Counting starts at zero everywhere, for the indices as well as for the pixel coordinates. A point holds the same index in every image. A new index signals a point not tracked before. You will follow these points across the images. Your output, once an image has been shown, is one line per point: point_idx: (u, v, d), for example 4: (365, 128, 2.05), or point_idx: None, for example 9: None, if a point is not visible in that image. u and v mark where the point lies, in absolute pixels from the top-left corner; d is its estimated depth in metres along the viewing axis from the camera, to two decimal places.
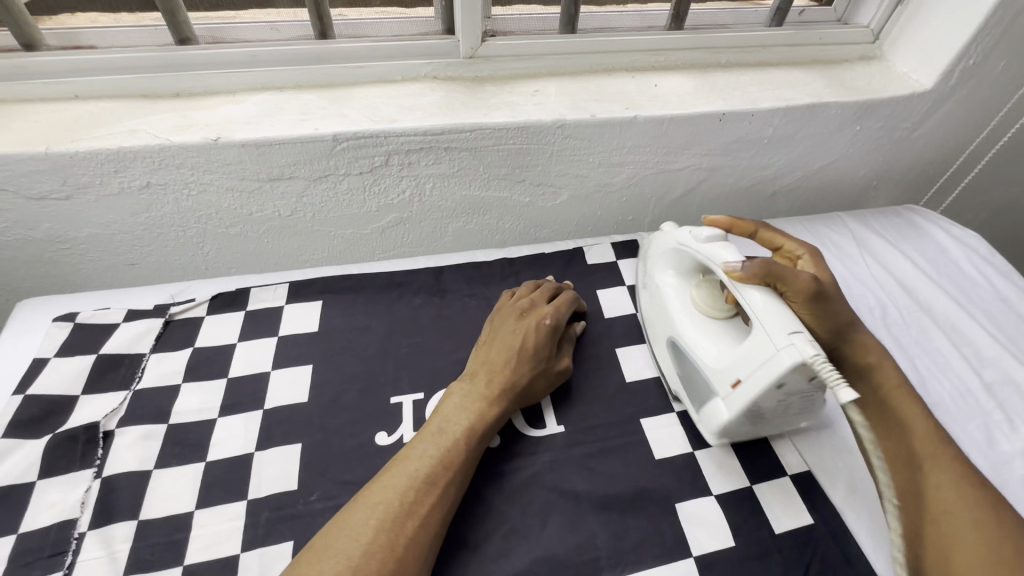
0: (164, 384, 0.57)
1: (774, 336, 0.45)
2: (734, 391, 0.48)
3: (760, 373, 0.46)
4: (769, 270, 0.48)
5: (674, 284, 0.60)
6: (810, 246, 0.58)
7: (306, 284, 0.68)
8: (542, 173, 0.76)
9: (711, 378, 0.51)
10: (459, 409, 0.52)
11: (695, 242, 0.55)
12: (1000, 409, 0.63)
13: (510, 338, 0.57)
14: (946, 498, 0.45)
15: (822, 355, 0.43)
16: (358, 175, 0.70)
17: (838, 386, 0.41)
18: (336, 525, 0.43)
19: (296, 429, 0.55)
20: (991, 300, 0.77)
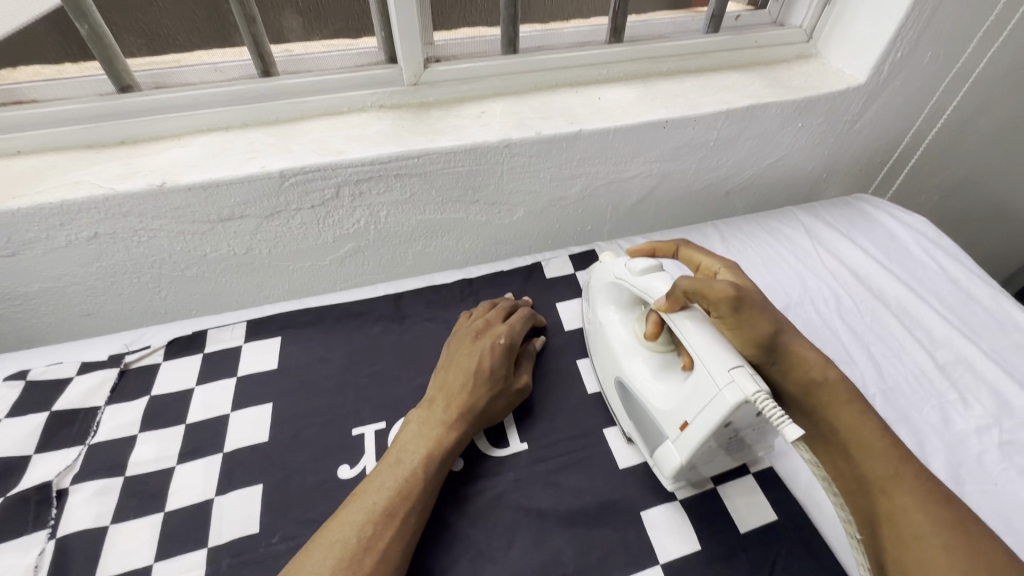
0: (121, 436, 0.56)
1: (716, 375, 0.45)
2: (684, 434, 0.48)
3: (706, 411, 0.46)
4: (693, 290, 0.50)
5: (617, 320, 0.61)
6: (726, 258, 0.61)
7: (264, 321, 0.68)
8: (495, 192, 0.77)
9: (661, 421, 0.51)
10: (417, 437, 0.52)
11: (632, 276, 0.57)
12: (954, 388, 0.65)
13: (465, 362, 0.58)
14: (914, 519, 0.44)
15: (763, 391, 0.43)
16: (310, 209, 0.70)
17: (781, 424, 0.40)
18: (294, 567, 0.43)
19: (256, 469, 0.54)
20: (941, 281, 0.79)
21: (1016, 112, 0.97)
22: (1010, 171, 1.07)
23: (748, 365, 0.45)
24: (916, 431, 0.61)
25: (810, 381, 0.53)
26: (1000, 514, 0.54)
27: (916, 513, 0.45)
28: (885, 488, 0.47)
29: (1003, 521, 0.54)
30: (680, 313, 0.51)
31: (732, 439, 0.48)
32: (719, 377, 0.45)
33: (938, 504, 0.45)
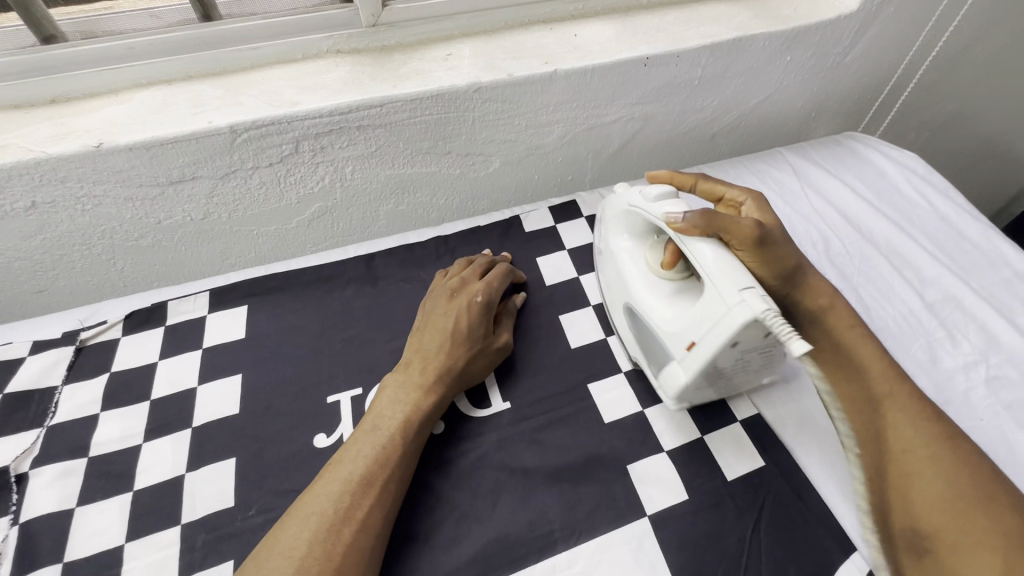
0: (81, 416, 0.53)
1: (725, 294, 0.43)
2: (689, 354, 0.47)
3: (712, 333, 0.44)
4: (710, 219, 0.47)
5: (629, 249, 0.58)
6: (753, 191, 0.58)
7: (228, 290, 0.64)
8: (468, 141, 0.72)
9: (668, 343, 0.49)
10: (394, 402, 0.50)
11: (645, 202, 0.54)
12: (942, 326, 0.64)
13: (442, 322, 0.55)
14: (904, 433, 0.44)
15: (772, 309, 0.41)
16: (268, 167, 0.65)
17: (789, 339, 0.40)
18: (270, 542, 0.41)
19: (228, 443, 0.52)
20: (931, 218, 0.77)
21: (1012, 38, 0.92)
22: (1001, 103, 1.04)
23: (758, 286, 0.43)
24: (903, 370, 0.60)
25: (816, 307, 0.51)
26: (986, 450, 0.54)
27: (916, 436, 0.44)
28: (880, 402, 0.46)
29: (988, 455, 0.54)
30: (693, 239, 0.47)
31: (740, 360, 0.47)
32: (729, 298, 0.43)
33: (930, 423, 0.45)
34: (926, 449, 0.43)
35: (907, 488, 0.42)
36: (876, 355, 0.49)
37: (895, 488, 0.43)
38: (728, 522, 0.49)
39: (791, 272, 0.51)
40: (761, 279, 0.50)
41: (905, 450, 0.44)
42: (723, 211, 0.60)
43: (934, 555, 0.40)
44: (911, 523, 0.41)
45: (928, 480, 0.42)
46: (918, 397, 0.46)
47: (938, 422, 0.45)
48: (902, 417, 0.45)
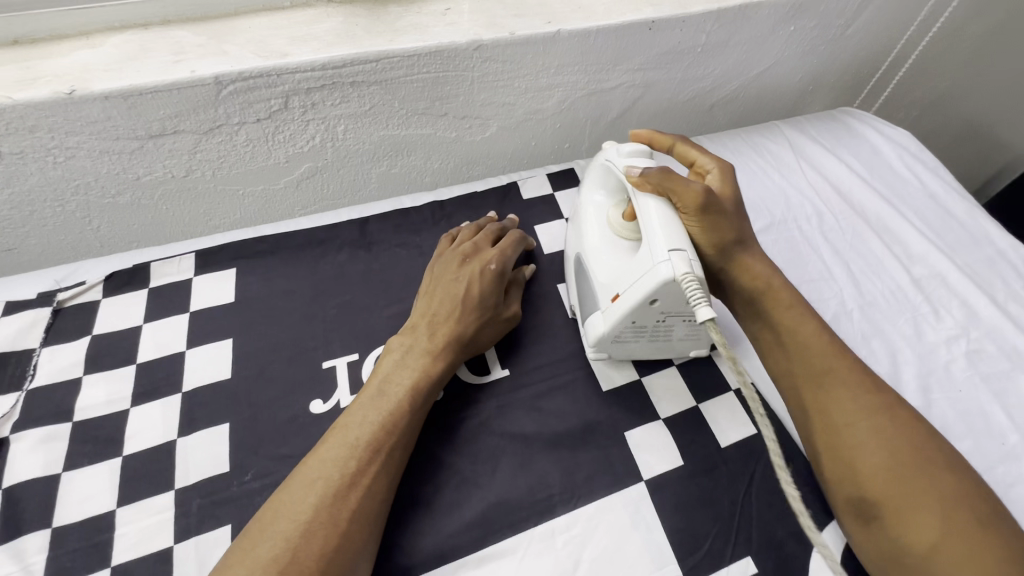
0: (63, 379, 0.51)
1: (655, 252, 0.46)
2: (614, 305, 0.49)
3: (637, 284, 0.47)
4: (663, 176, 0.49)
5: (600, 204, 0.58)
6: (723, 162, 0.57)
7: (214, 251, 0.61)
8: (465, 104, 0.70)
9: (598, 291, 0.52)
10: (401, 366, 0.49)
11: (621, 158, 0.54)
12: (927, 301, 0.65)
13: (453, 285, 0.54)
14: (844, 410, 0.45)
15: (692, 274, 0.44)
16: (256, 123, 0.62)
17: (698, 304, 0.42)
18: (273, 507, 0.40)
19: (221, 408, 0.51)
20: (921, 196, 0.78)
21: (996, 25, 0.97)
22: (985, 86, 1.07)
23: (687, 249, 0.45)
24: (890, 343, 0.61)
25: (753, 288, 0.51)
26: (964, 418, 0.56)
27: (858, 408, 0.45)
28: (819, 382, 0.47)
29: (965, 423, 0.56)
30: (642, 192, 0.50)
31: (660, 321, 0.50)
32: (658, 254, 0.45)
33: (868, 393, 0.46)
34: (863, 422, 0.44)
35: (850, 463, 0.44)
36: (814, 329, 0.50)
37: (837, 460, 0.45)
38: (722, 486, 0.50)
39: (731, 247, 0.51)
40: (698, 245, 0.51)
41: (847, 424, 0.45)
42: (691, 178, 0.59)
43: (881, 523, 0.42)
44: (858, 493, 0.43)
45: (869, 451, 0.43)
46: (859, 369, 0.48)
47: (877, 392, 0.46)
48: (843, 391, 0.46)
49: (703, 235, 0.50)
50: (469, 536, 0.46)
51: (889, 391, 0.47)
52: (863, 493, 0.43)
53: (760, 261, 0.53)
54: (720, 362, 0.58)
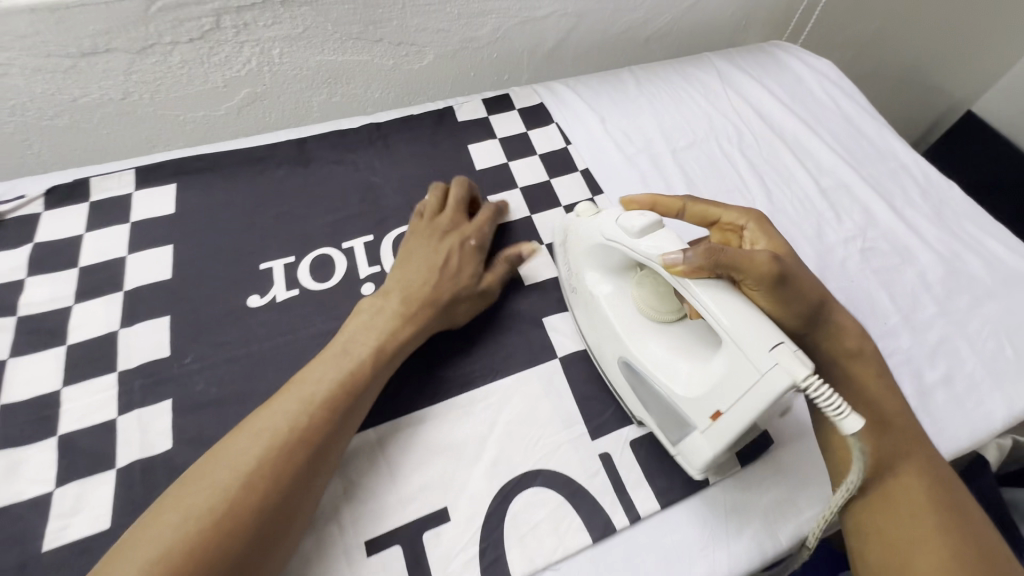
0: (7, 281, 0.54)
1: (756, 357, 0.39)
2: (716, 424, 0.42)
3: (746, 401, 0.40)
4: (717, 258, 0.41)
5: (611, 293, 0.52)
6: (747, 211, 0.55)
7: (154, 168, 0.63)
8: (399, 29, 0.72)
9: (686, 409, 0.45)
10: (367, 330, 0.49)
11: (628, 237, 0.47)
12: (831, 207, 0.71)
13: (430, 256, 0.54)
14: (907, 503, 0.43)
15: (812, 373, 0.36)
16: (189, 43, 0.63)
17: (842, 416, 0.35)
18: (219, 449, 0.40)
19: (162, 303, 0.54)
20: (837, 119, 0.83)
21: None
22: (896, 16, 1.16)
23: (789, 340, 0.38)
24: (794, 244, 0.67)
25: (844, 352, 0.50)
26: (852, 302, 0.62)
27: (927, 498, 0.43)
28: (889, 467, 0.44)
29: (855, 307, 0.62)
30: (700, 282, 0.42)
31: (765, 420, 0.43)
32: (759, 360, 0.38)
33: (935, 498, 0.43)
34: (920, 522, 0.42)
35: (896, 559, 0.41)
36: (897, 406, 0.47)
37: (881, 544, 0.42)
38: None
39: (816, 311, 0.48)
40: (778, 319, 0.47)
41: (910, 513, 0.42)
42: (719, 235, 0.56)
43: None
44: None
45: (929, 551, 0.40)
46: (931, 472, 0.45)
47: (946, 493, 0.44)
48: (916, 480, 0.44)
49: (784, 309, 0.45)
50: (394, 404, 0.51)
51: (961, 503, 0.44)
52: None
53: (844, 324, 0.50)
54: None
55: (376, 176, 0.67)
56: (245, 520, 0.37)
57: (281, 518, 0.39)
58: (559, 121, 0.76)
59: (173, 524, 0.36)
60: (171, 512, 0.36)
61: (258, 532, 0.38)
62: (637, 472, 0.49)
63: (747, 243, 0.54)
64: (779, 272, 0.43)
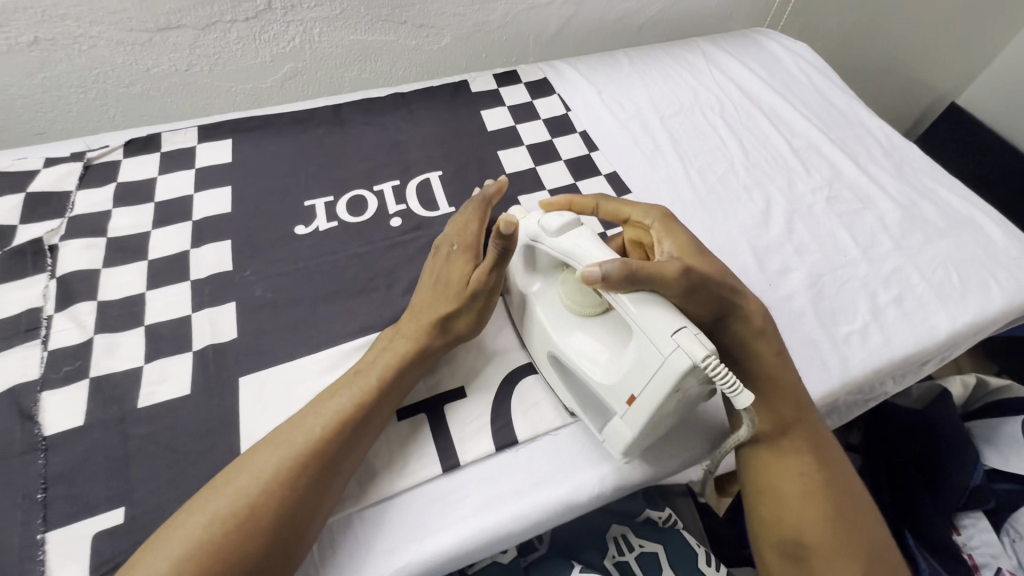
0: (97, 211, 0.64)
1: (659, 343, 0.41)
2: (632, 408, 0.45)
3: (653, 384, 0.42)
4: (631, 271, 0.43)
5: (543, 288, 0.55)
6: (655, 208, 0.56)
7: (214, 126, 0.74)
8: (422, 13, 0.83)
9: (606, 397, 0.47)
10: (376, 356, 0.51)
11: (549, 238, 0.50)
12: (801, 164, 0.80)
13: (429, 279, 0.56)
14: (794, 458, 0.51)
15: (710, 354, 0.40)
16: (245, 22, 0.75)
17: (737, 394, 0.39)
18: (197, 504, 0.41)
19: (224, 230, 0.64)
20: (810, 92, 0.92)
21: None
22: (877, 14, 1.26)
23: (688, 326, 0.41)
24: (766, 192, 0.76)
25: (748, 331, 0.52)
26: (817, 239, 0.71)
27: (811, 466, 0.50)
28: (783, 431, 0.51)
29: (819, 243, 0.70)
30: (617, 292, 0.44)
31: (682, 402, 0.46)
32: (662, 345, 0.41)
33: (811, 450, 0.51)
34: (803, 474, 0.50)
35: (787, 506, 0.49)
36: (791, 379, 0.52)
37: (772, 494, 0.50)
38: None
39: (719, 307, 0.50)
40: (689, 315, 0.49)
41: (799, 470, 0.50)
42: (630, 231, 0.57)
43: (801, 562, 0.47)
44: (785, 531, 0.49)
45: (808, 496, 0.49)
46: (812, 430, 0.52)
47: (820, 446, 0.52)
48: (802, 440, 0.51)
49: (693, 306, 0.48)
50: None
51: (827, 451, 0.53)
52: (798, 537, 0.48)
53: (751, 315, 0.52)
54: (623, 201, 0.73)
55: (400, 135, 0.77)
56: (287, 495, 0.42)
57: (315, 499, 0.43)
58: (560, 92, 0.86)
59: (190, 531, 0.39)
60: (217, 493, 0.42)
61: (277, 536, 0.41)
62: None
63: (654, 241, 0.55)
64: (688, 280, 0.46)
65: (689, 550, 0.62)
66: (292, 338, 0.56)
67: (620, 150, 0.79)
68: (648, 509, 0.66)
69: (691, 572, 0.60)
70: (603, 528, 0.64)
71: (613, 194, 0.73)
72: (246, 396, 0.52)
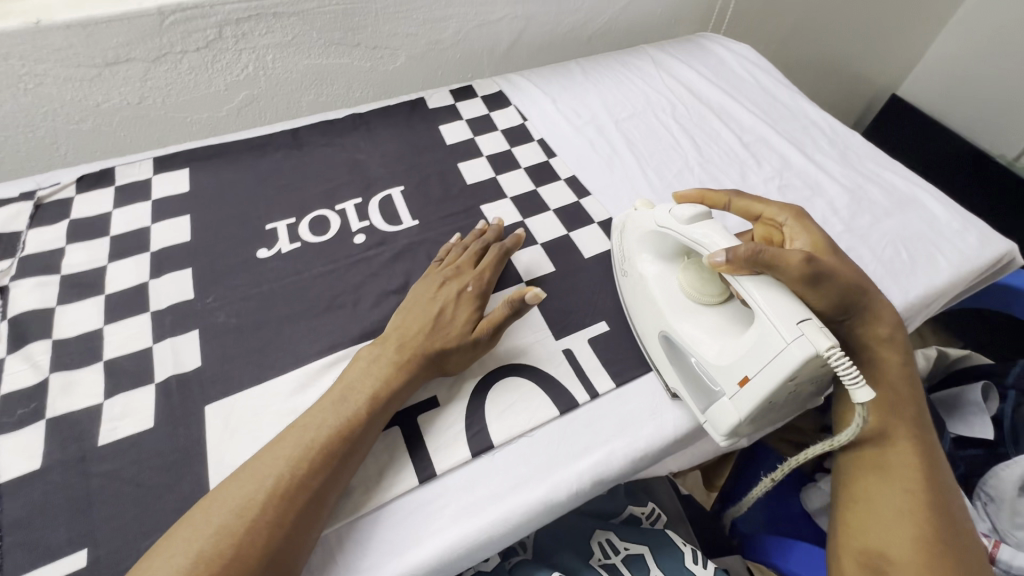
0: (50, 249, 0.63)
1: (783, 328, 0.45)
2: (742, 390, 0.48)
3: (769, 369, 0.46)
4: (757, 256, 0.47)
5: (658, 271, 0.59)
6: (791, 209, 0.61)
7: (169, 157, 0.74)
8: (375, 34, 0.85)
9: (716, 376, 0.51)
10: (367, 375, 0.51)
11: (678, 224, 0.54)
12: (752, 156, 0.83)
13: (428, 306, 0.57)
14: (894, 475, 0.52)
15: (835, 345, 0.43)
16: (196, 52, 0.75)
17: (857, 387, 0.43)
18: (168, 541, 0.41)
19: (184, 259, 0.63)
20: (756, 90, 0.96)
21: None
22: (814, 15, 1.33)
23: (812, 318, 0.45)
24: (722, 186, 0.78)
25: (874, 336, 0.57)
26: None
27: (912, 475, 0.51)
28: (885, 446, 0.53)
29: None
30: (742, 277, 0.49)
31: (791, 394, 0.49)
32: (786, 332, 0.45)
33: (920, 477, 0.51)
34: (902, 492, 0.51)
35: (875, 517, 0.50)
36: (896, 395, 0.56)
37: (863, 505, 0.52)
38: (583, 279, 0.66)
39: (847, 300, 0.54)
40: (812, 307, 0.53)
41: (901, 489, 0.51)
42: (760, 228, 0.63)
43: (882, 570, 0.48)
44: (868, 537, 0.50)
45: (906, 514, 0.50)
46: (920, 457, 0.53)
47: (930, 473, 0.52)
48: (911, 461, 0.52)
49: (824, 298, 0.52)
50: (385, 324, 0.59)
51: (943, 483, 0.52)
52: (883, 548, 0.49)
53: (879, 312, 0.57)
54: (584, 203, 0.74)
55: (360, 154, 0.77)
56: (269, 533, 0.41)
57: (302, 533, 0.43)
58: (516, 103, 0.88)
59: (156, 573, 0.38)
60: (200, 524, 0.41)
61: None
62: (595, 362, 0.59)
63: (787, 237, 0.60)
64: (813, 270, 0.49)
65: (675, 549, 0.60)
66: (259, 361, 0.56)
67: (577, 155, 0.81)
68: (631, 507, 0.68)
69: (679, 569, 0.58)
70: (588, 532, 0.63)
71: (574, 197, 0.75)
72: (213, 423, 0.51)
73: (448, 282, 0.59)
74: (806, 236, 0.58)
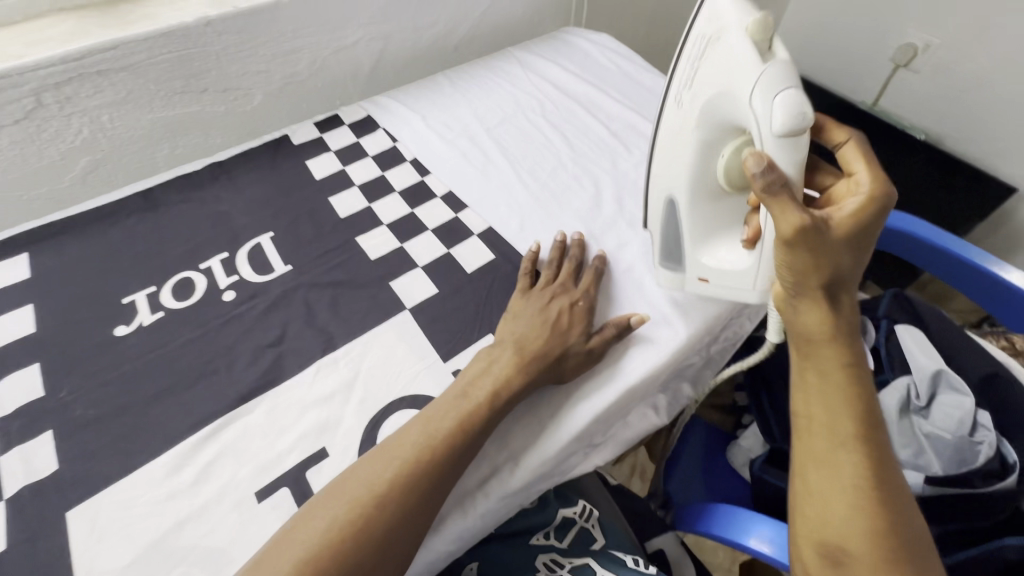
0: None
1: (758, 278, 0.55)
2: (700, 284, 0.61)
3: (730, 290, 0.59)
4: (767, 192, 0.44)
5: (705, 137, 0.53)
6: (881, 188, 0.47)
7: (4, 244, 0.67)
8: (221, 77, 0.81)
9: (687, 259, 0.61)
10: (448, 407, 0.51)
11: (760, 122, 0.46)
12: (620, 143, 0.86)
13: (542, 317, 0.59)
14: (843, 462, 0.43)
15: None
16: (14, 125, 0.68)
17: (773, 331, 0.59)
18: None
19: (30, 353, 0.58)
20: (619, 77, 1.00)
21: None
22: None
23: None
24: (595, 177, 0.80)
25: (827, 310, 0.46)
26: None
27: (866, 468, 0.43)
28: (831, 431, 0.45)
29: None
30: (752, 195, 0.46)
31: None
32: (760, 281, 0.55)
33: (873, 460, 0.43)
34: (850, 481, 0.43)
35: (825, 513, 0.43)
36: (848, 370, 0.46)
37: (814, 498, 0.44)
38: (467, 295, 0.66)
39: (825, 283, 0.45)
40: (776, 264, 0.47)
41: (850, 480, 0.43)
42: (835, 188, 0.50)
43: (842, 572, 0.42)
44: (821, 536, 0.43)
45: (859, 509, 0.42)
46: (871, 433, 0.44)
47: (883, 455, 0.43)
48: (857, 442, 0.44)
49: (791, 268, 0.45)
50: (264, 382, 0.57)
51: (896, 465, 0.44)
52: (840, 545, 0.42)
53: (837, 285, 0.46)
54: (462, 217, 0.75)
55: (223, 205, 0.74)
56: (385, 518, 0.43)
57: None
58: (385, 126, 0.87)
59: None
60: None
61: None
62: None
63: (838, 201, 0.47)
64: (799, 240, 0.43)
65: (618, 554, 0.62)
66: (125, 449, 0.52)
67: (452, 169, 0.81)
68: (562, 510, 0.67)
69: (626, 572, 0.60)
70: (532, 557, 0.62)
71: (451, 213, 0.75)
72: (77, 529, 0.47)
73: (557, 298, 0.61)
74: (850, 212, 0.45)
